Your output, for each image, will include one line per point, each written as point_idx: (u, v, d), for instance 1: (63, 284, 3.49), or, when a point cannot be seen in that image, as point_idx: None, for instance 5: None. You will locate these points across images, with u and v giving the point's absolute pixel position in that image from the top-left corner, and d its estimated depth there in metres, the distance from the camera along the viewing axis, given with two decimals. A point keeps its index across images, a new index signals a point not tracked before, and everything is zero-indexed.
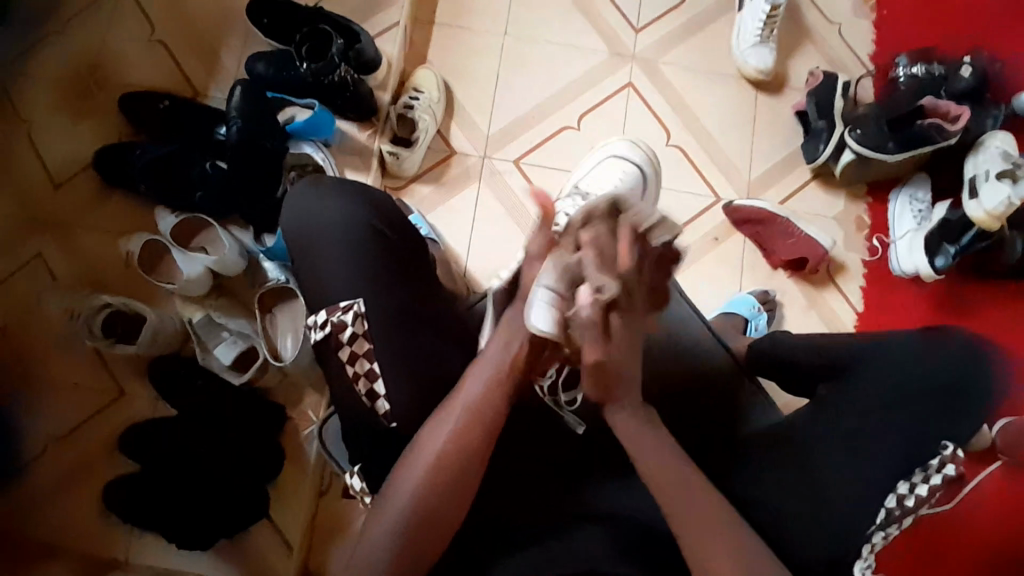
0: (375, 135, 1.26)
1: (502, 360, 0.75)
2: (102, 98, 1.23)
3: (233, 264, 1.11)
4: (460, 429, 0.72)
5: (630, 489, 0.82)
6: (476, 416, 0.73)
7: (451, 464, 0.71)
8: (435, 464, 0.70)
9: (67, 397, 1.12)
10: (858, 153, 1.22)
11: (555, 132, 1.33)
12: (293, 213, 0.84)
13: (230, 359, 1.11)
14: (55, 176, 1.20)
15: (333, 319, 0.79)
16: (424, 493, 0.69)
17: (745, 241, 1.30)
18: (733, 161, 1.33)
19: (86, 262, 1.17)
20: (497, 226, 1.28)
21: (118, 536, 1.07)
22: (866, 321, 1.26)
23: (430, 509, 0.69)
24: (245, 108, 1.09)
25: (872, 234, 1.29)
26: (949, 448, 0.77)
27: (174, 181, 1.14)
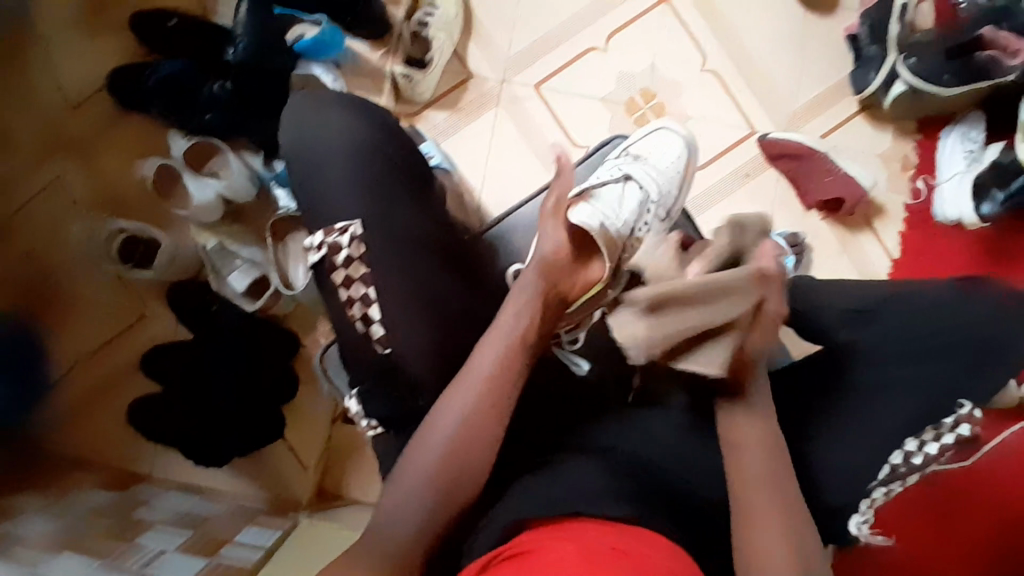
0: (388, 56, 1.19)
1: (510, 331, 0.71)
2: (110, 14, 1.19)
3: (242, 191, 1.10)
4: (487, 376, 0.68)
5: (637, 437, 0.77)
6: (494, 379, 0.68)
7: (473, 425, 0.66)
8: (470, 411, 0.66)
9: (92, 317, 1.17)
10: (909, 85, 1.11)
11: (581, 53, 1.24)
12: (294, 126, 0.77)
13: (244, 287, 1.12)
14: (68, 99, 1.18)
15: (329, 240, 0.72)
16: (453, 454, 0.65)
17: (779, 178, 1.22)
18: (773, 89, 1.23)
19: (101, 186, 1.18)
20: (515, 155, 1.22)
21: (145, 449, 1.14)
22: (900, 269, 1.19)
23: (465, 459, 0.64)
24: (253, 28, 1.04)
25: (917, 175, 1.20)
26: (966, 407, 0.74)
27: (182, 100, 1.10)
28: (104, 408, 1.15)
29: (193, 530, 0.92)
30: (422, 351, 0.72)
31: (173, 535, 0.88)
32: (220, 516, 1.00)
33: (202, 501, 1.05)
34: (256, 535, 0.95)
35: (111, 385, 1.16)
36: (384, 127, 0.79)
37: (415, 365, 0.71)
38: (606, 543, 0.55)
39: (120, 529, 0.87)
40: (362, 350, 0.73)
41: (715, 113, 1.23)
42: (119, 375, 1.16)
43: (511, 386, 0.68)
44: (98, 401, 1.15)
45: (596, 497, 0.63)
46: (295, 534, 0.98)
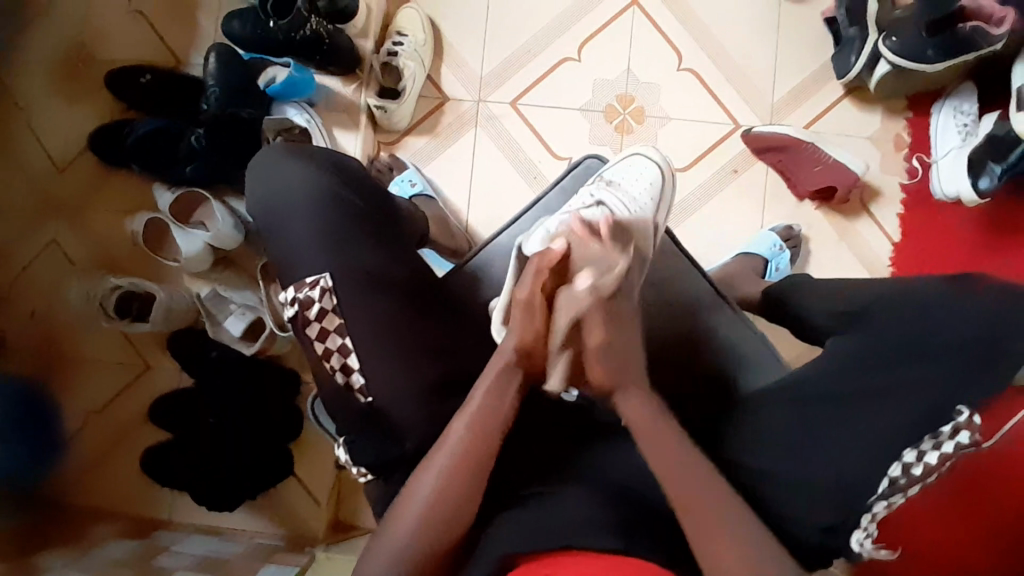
0: (361, 89, 1.20)
1: (489, 402, 0.67)
2: (91, 75, 1.22)
3: (231, 238, 1.11)
4: (471, 421, 0.66)
5: (625, 457, 0.77)
6: (475, 440, 0.65)
7: (457, 473, 0.64)
8: (454, 460, 0.64)
9: (99, 373, 1.20)
10: (894, 65, 1.07)
11: (555, 65, 1.22)
12: (258, 185, 0.78)
13: (240, 330, 1.12)
14: (58, 162, 1.21)
15: (300, 296, 0.72)
16: (439, 494, 0.63)
17: (768, 172, 1.19)
18: (753, 81, 1.20)
19: (96, 243, 1.21)
20: (497, 173, 1.22)
21: (162, 498, 1.17)
22: (902, 255, 1.15)
23: (446, 494, 0.63)
24: (225, 78, 1.08)
25: (911, 153, 1.17)
26: (965, 414, 0.69)
27: (164, 157, 1.12)
28: (121, 458, 1.18)
29: (211, 574, 0.93)
30: (400, 393, 0.72)
31: None
32: (236, 557, 1.01)
33: (220, 543, 1.07)
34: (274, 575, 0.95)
35: (124, 437, 1.18)
36: (347, 175, 0.79)
37: (395, 404, 0.72)
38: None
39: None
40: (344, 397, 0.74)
41: (695, 112, 1.20)
42: (132, 425, 1.19)
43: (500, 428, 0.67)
44: (112, 455, 1.18)
45: (581, 528, 0.62)
46: (312, 570, 0.99)
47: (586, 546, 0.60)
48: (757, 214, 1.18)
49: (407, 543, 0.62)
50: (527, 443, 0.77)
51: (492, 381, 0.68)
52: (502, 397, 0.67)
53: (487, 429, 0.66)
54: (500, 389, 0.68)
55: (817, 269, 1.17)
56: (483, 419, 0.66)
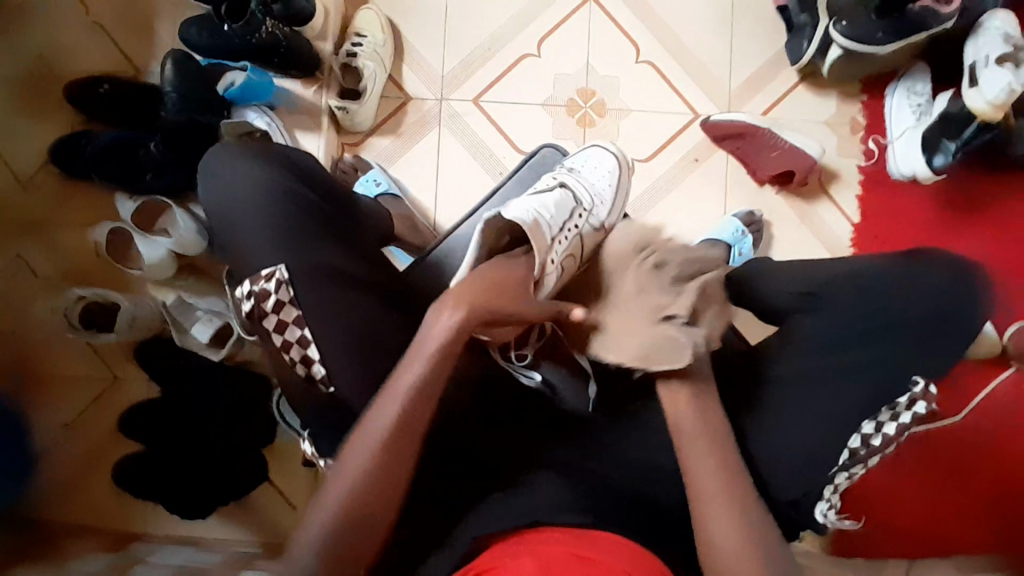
0: (323, 90, 1.20)
1: (435, 367, 0.65)
2: (48, 87, 1.21)
3: (194, 243, 1.10)
4: (416, 385, 0.65)
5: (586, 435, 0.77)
6: (415, 410, 0.65)
7: (401, 441, 0.64)
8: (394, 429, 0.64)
9: (67, 387, 1.18)
10: (845, 49, 1.09)
11: (515, 62, 1.24)
12: (210, 180, 0.78)
13: (207, 337, 1.10)
14: (17, 174, 1.20)
15: (256, 288, 0.72)
16: (380, 463, 0.64)
17: (728, 160, 1.20)
18: (711, 71, 1.22)
19: (59, 256, 1.20)
20: (461, 170, 1.22)
21: (135, 510, 1.15)
22: (863, 235, 1.18)
23: (388, 465, 0.64)
24: (181, 83, 1.08)
25: (867, 136, 1.19)
26: (920, 384, 0.72)
27: (124, 168, 1.10)
28: (93, 473, 1.16)
29: None
30: (362, 388, 0.72)
31: None
32: (212, 566, 1.00)
33: (196, 553, 1.06)
34: None
35: (96, 450, 1.17)
36: (300, 170, 0.80)
37: (357, 398, 0.72)
38: (568, 553, 0.58)
39: None
40: (306, 392, 0.74)
41: (655, 102, 1.22)
42: (102, 439, 1.18)
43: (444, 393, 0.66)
44: (82, 470, 1.17)
45: (551, 509, 0.67)
46: None
47: (556, 522, 0.66)
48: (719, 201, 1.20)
49: (347, 516, 0.62)
50: (492, 433, 0.77)
51: (439, 342, 0.65)
52: (448, 357, 0.66)
53: (427, 398, 0.65)
54: (449, 349, 0.66)
55: (780, 253, 1.18)
56: (426, 388, 0.65)
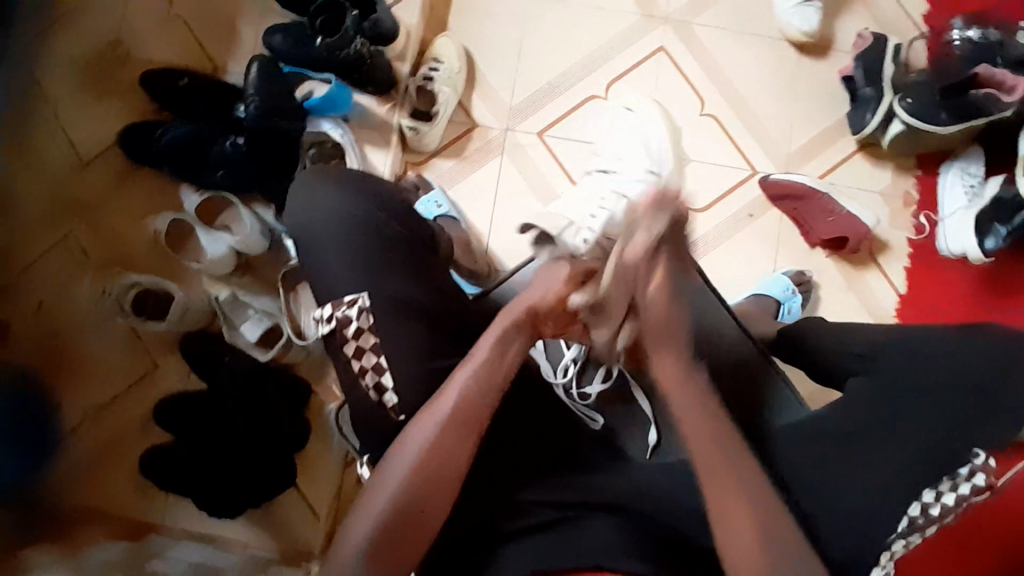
0: (395, 109, 1.23)
1: (492, 366, 0.75)
2: (127, 75, 1.24)
3: (257, 243, 1.13)
4: (473, 377, 0.74)
5: None
6: (467, 405, 0.73)
7: (458, 435, 0.72)
8: (450, 418, 0.72)
9: (105, 369, 1.18)
10: (907, 124, 1.13)
11: (581, 102, 1.27)
12: (292, 207, 0.85)
13: (256, 336, 1.13)
14: (84, 156, 1.22)
15: (338, 314, 0.78)
16: (431, 451, 0.71)
17: (781, 218, 1.23)
18: (772, 131, 1.25)
19: (115, 240, 1.21)
20: (519, 200, 1.25)
21: (156, 502, 1.14)
22: (909, 308, 1.19)
23: (443, 450, 0.72)
24: (265, 88, 1.10)
25: (918, 211, 1.21)
26: (981, 457, 0.74)
27: (197, 160, 1.14)
28: (119, 459, 1.15)
29: None
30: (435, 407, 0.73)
31: None
32: None
33: (218, 552, 1.04)
34: None
35: (125, 436, 1.16)
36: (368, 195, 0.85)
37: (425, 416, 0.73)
38: None
39: None
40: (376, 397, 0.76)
41: (714, 154, 1.25)
42: (132, 426, 1.17)
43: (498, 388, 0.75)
44: (109, 454, 1.16)
45: (608, 552, 0.76)
46: None
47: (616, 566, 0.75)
48: (769, 256, 1.22)
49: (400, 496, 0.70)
50: None
51: (497, 339, 0.75)
52: (504, 351, 0.75)
53: (479, 395, 0.73)
54: (504, 346, 0.75)
55: (826, 315, 1.20)
56: (479, 386, 0.74)
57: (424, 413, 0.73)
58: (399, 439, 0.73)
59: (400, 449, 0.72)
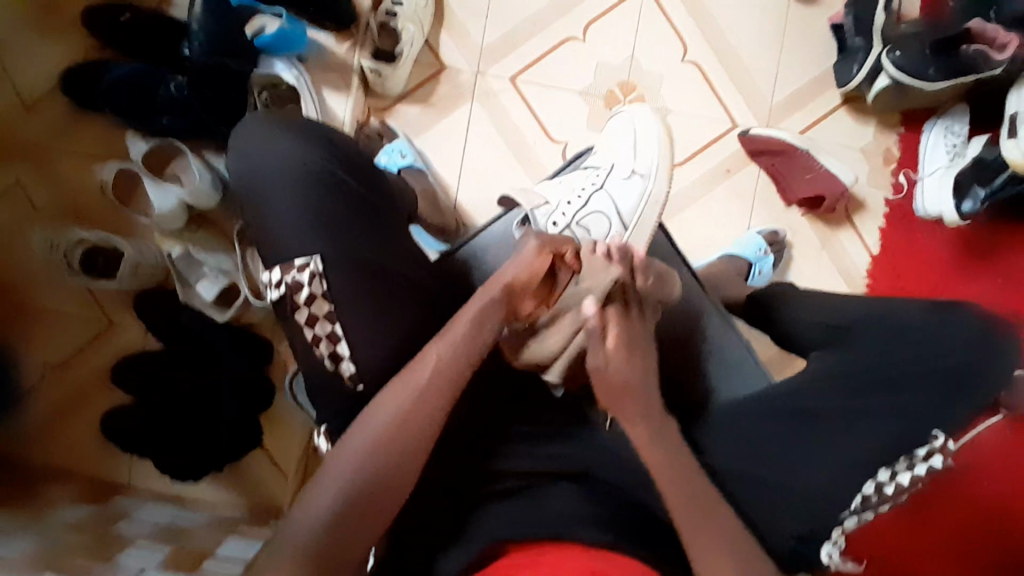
0: (355, 48, 1.14)
1: (473, 338, 0.72)
2: (57, 5, 1.12)
3: (208, 196, 1.05)
4: (453, 348, 0.71)
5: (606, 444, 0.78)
6: (444, 376, 0.69)
7: (434, 403, 0.68)
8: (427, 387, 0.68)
9: (54, 328, 1.13)
10: (894, 78, 1.07)
11: (558, 44, 1.18)
12: (238, 159, 0.77)
13: (212, 296, 1.07)
14: (25, 98, 1.11)
15: (287, 279, 0.72)
16: (403, 420, 0.66)
17: (760, 175, 1.19)
18: (756, 82, 1.19)
19: (63, 192, 1.12)
20: (490, 152, 1.18)
21: (118, 461, 1.12)
22: (879, 270, 1.19)
23: (415, 419, 0.67)
24: (211, 27, 1.02)
25: (898, 169, 1.19)
26: (940, 438, 0.73)
27: (139, 102, 1.04)
28: (75, 417, 1.12)
29: (174, 544, 0.89)
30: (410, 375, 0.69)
31: (149, 551, 0.85)
32: (198, 526, 0.98)
33: (181, 510, 1.03)
34: (236, 546, 0.91)
35: (81, 394, 1.13)
36: (329, 146, 0.78)
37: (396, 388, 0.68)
38: (583, 565, 0.57)
39: (96, 546, 0.85)
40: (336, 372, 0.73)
41: (696, 105, 1.19)
42: (88, 385, 1.13)
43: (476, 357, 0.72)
44: (64, 413, 1.12)
45: (572, 519, 0.67)
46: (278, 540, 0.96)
47: (576, 536, 0.64)
48: (746, 214, 1.19)
49: (362, 467, 0.64)
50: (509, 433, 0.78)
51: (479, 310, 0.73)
52: (482, 325, 0.73)
53: (457, 365, 0.70)
54: (483, 320, 0.73)
55: (797, 275, 1.19)
56: (458, 356, 0.70)
57: (398, 382, 0.69)
58: (367, 408, 0.68)
59: (367, 417, 0.67)
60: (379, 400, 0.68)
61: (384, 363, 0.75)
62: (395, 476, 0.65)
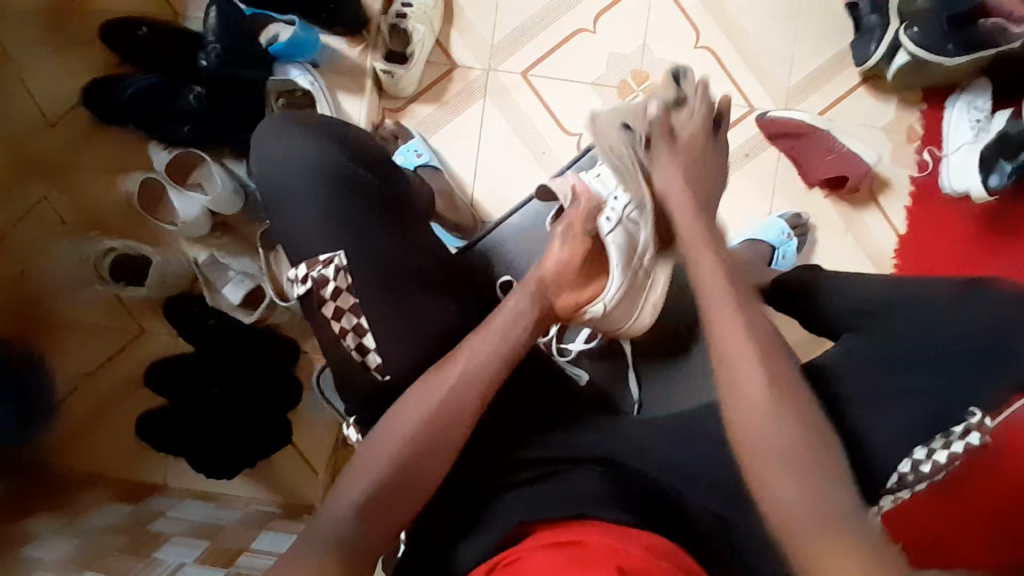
0: (368, 51, 1.15)
1: (506, 332, 0.73)
2: (82, 28, 1.16)
3: (229, 203, 1.08)
4: (487, 346, 0.72)
5: (630, 432, 0.77)
6: (479, 375, 0.70)
7: (467, 399, 0.69)
8: (464, 382, 0.69)
9: (91, 337, 1.17)
10: (912, 55, 1.04)
11: (569, 35, 1.18)
12: (262, 154, 0.79)
13: (239, 298, 1.11)
14: (52, 117, 1.16)
15: (314, 274, 0.73)
16: (438, 415, 0.67)
17: (779, 158, 1.17)
18: (770, 64, 1.18)
19: (92, 205, 1.17)
20: (504, 147, 1.19)
21: (154, 463, 1.15)
22: (906, 251, 1.16)
23: (447, 413, 0.67)
24: (227, 39, 1.03)
25: (922, 146, 1.16)
26: (977, 415, 0.71)
27: (160, 113, 1.08)
28: (114, 424, 1.16)
29: (209, 541, 0.92)
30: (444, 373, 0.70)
31: (187, 548, 0.88)
32: (233, 524, 1.00)
33: (216, 509, 1.06)
34: (271, 541, 0.93)
35: (118, 401, 1.17)
36: (351, 144, 0.80)
37: (427, 386, 0.69)
38: (602, 544, 0.57)
39: (136, 545, 0.88)
40: (355, 366, 0.75)
41: (710, 91, 1.18)
42: (124, 390, 1.17)
43: (508, 353, 0.72)
44: (103, 421, 1.16)
45: (593, 502, 0.66)
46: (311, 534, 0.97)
47: (600, 515, 0.64)
48: (766, 200, 1.17)
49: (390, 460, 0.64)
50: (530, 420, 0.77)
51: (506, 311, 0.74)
52: (516, 319, 0.74)
53: (491, 362, 0.71)
54: (516, 315, 0.74)
55: (822, 258, 1.16)
56: (488, 354, 0.71)
57: (431, 379, 0.69)
58: (394, 405, 0.69)
59: (400, 413, 0.67)
60: (411, 396, 0.69)
61: (403, 358, 0.75)
62: (420, 466, 0.65)
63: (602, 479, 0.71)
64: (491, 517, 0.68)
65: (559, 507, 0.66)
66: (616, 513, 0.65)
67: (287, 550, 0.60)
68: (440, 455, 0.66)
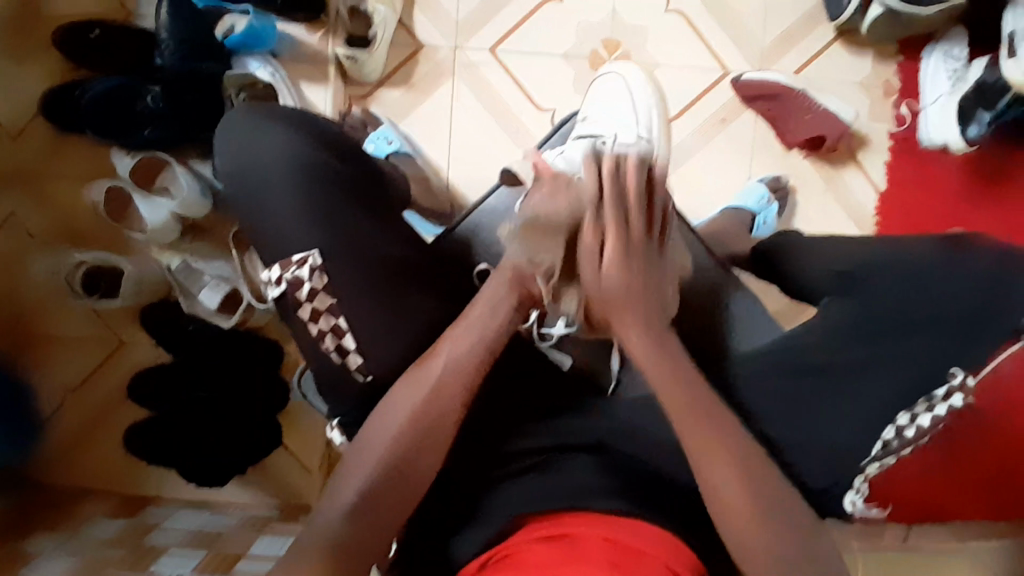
0: (328, 37, 1.12)
1: (488, 320, 0.70)
2: (28, 32, 1.11)
3: (197, 205, 1.05)
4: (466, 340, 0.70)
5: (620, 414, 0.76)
6: (460, 368, 0.68)
7: (448, 394, 0.67)
8: (443, 380, 0.68)
9: (69, 352, 1.14)
10: (887, 7, 1.02)
11: (536, 7, 1.15)
12: (227, 152, 0.76)
13: (216, 303, 1.07)
14: (5, 127, 1.12)
15: (288, 275, 0.71)
16: (422, 414, 0.66)
17: (756, 121, 1.15)
18: (743, 25, 1.15)
19: (57, 216, 1.13)
20: (477, 128, 1.16)
21: (147, 474, 1.14)
22: (886, 209, 1.15)
23: (430, 410, 0.66)
24: (178, 31, 1.01)
25: (900, 100, 1.14)
26: (959, 376, 0.71)
27: (119, 117, 1.03)
28: (102, 438, 1.14)
29: (207, 549, 0.91)
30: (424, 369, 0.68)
31: (184, 558, 0.87)
32: (230, 530, 1.00)
33: (213, 516, 1.05)
34: (268, 545, 0.93)
35: (103, 414, 1.15)
36: (319, 134, 0.77)
37: (405, 385, 0.68)
38: (597, 534, 0.57)
39: (133, 559, 0.87)
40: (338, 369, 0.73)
41: (684, 56, 1.15)
42: (108, 403, 1.15)
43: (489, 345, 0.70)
44: (90, 435, 1.14)
45: (582, 492, 0.65)
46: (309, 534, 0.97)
47: (593, 505, 0.64)
48: (745, 166, 1.16)
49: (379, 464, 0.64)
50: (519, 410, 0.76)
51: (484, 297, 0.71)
52: (495, 309, 0.71)
53: (470, 354, 0.69)
54: (495, 303, 0.71)
55: (803, 221, 1.16)
56: (466, 348, 0.69)
57: (410, 380, 0.68)
58: (375, 411, 0.68)
59: (381, 415, 0.67)
60: (391, 398, 0.67)
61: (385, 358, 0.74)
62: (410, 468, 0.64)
63: (594, 466, 0.71)
64: (484, 512, 0.68)
65: (547, 498, 0.65)
66: (608, 500, 0.65)
67: (280, 563, 0.59)
68: (429, 453, 0.66)
